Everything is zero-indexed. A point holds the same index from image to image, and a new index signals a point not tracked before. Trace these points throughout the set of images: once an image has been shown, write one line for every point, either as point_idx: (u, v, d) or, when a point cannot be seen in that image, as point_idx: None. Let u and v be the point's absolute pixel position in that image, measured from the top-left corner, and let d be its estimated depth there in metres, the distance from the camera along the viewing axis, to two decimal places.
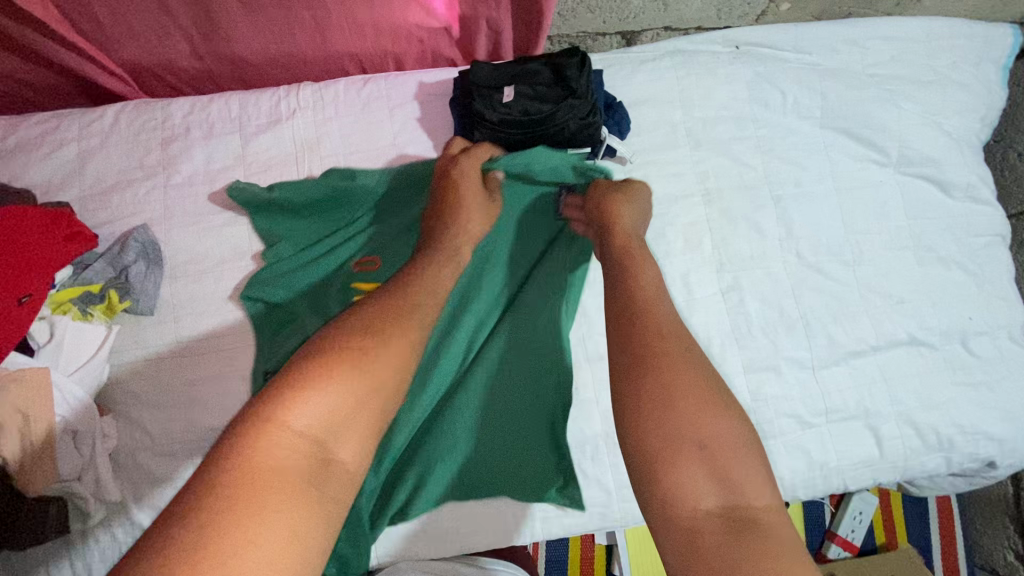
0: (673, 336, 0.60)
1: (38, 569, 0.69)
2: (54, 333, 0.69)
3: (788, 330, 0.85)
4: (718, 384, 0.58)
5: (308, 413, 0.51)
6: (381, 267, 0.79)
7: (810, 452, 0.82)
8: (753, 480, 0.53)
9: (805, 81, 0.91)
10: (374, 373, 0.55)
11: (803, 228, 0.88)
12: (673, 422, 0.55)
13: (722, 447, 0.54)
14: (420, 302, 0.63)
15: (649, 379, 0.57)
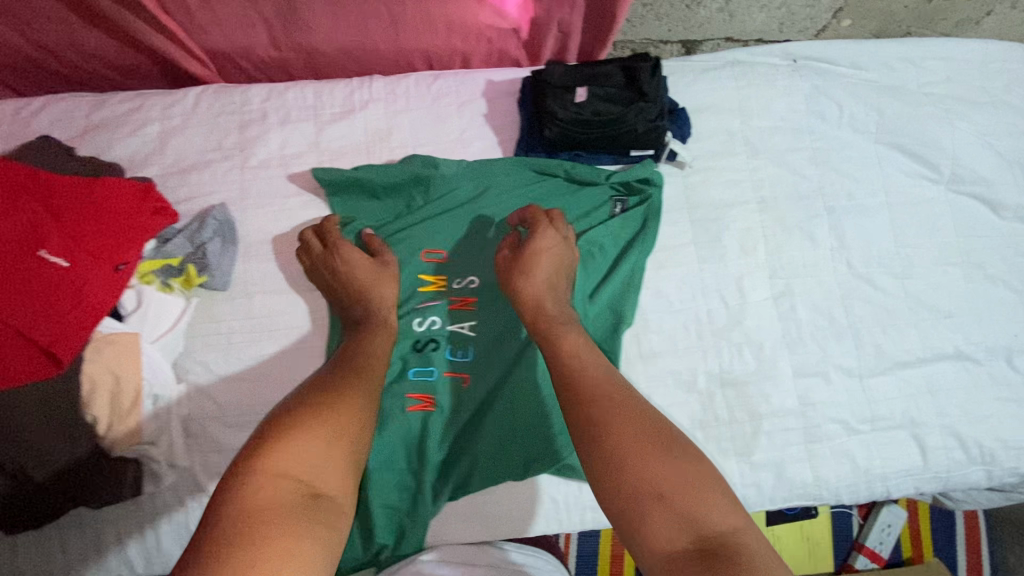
0: (603, 384, 0.62)
1: (109, 528, 0.72)
2: (141, 302, 0.73)
3: (837, 337, 0.86)
4: (654, 422, 0.58)
5: (291, 458, 0.55)
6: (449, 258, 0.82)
7: (856, 459, 0.83)
8: (715, 506, 0.52)
9: (862, 97, 0.93)
10: (338, 422, 0.61)
11: (855, 239, 0.90)
12: (619, 466, 0.55)
13: (679, 484, 0.53)
14: (370, 360, 0.70)
15: (581, 440, 0.58)
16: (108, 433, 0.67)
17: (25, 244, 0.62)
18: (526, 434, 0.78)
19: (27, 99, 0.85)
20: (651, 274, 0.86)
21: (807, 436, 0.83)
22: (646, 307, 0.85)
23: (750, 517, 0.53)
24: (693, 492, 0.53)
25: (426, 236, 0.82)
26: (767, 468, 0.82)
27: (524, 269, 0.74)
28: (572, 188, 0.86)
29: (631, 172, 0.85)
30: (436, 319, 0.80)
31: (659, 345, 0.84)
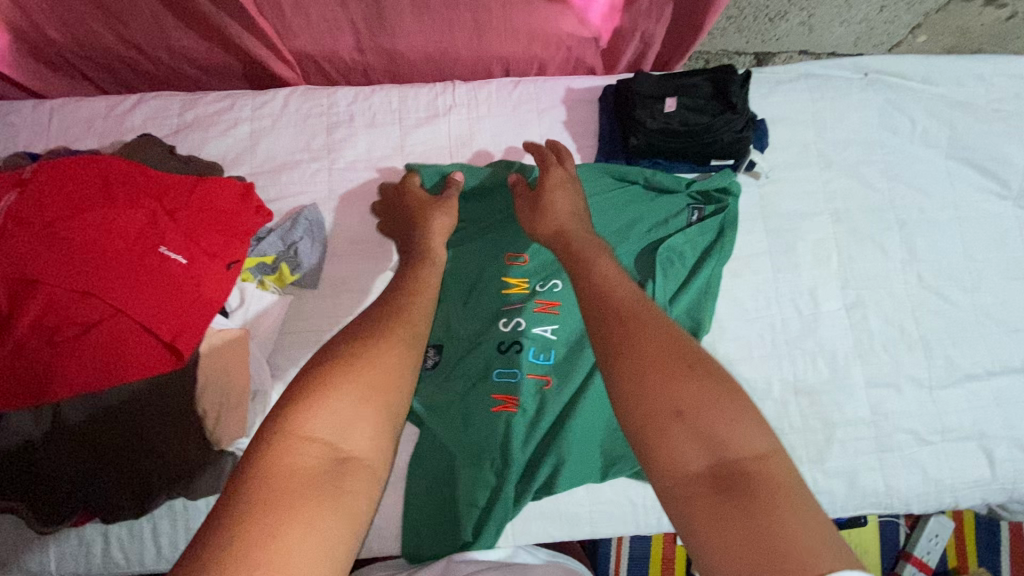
0: (633, 295, 0.52)
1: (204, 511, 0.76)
2: (244, 299, 0.76)
3: (908, 349, 0.88)
4: (684, 339, 0.48)
5: (317, 416, 0.46)
6: (529, 261, 0.85)
7: (926, 469, 0.85)
8: (739, 432, 0.43)
9: (934, 112, 0.94)
10: (372, 367, 0.50)
11: (926, 253, 0.91)
12: (640, 381, 0.45)
13: (700, 401, 0.44)
14: (409, 296, 0.59)
15: (609, 356, 0.48)
16: (215, 426, 0.70)
17: (148, 239, 0.64)
18: (607, 435, 0.79)
19: (120, 96, 0.88)
20: (727, 282, 0.88)
21: (879, 445, 0.85)
22: (722, 314, 0.87)
23: (780, 443, 0.44)
24: (717, 417, 0.44)
25: (509, 240, 0.85)
26: (839, 476, 0.83)
27: (551, 200, 0.71)
28: (650, 194, 0.86)
29: (712, 181, 0.86)
30: (520, 321, 0.82)
31: (732, 351, 0.86)
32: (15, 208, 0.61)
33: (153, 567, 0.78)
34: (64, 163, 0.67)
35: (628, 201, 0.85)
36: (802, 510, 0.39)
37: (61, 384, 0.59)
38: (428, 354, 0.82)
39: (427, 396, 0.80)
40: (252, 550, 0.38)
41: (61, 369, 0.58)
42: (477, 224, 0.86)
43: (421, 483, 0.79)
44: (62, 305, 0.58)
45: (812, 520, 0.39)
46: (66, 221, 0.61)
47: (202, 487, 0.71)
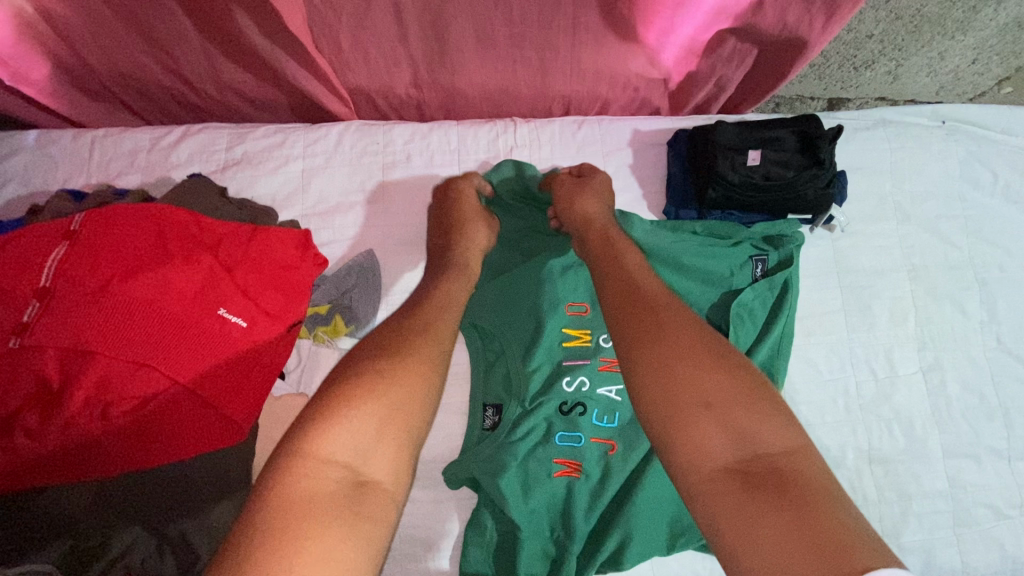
0: (662, 301, 0.54)
1: None
2: (301, 356, 0.74)
3: (988, 417, 0.83)
4: (713, 340, 0.51)
5: (338, 438, 0.46)
6: (590, 311, 0.79)
7: (1006, 546, 0.80)
8: (771, 429, 0.45)
9: (1018, 166, 0.89)
10: (396, 389, 0.49)
11: (1007, 315, 0.86)
12: (673, 382, 0.48)
13: (732, 399, 0.46)
14: (433, 310, 0.59)
15: (640, 354, 0.50)
16: None
17: (206, 300, 0.59)
18: (675, 505, 0.74)
19: (165, 128, 0.83)
20: (799, 341, 0.83)
21: (956, 519, 0.80)
22: (794, 374, 0.82)
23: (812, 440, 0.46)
24: (747, 416, 0.46)
25: (567, 285, 0.79)
26: (915, 552, 0.79)
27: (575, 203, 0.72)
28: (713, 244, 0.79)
29: (775, 226, 0.80)
30: (583, 380, 0.76)
31: (806, 415, 0.81)
32: (64, 268, 0.56)
33: None
34: (112, 212, 0.62)
35: (692, 253, 0.78)
36: (833, 500, 0.41)
37: (113, 460, 0.55)
38: (485, 414, 0.77)
39: (485, 461, 0.74)
40: None
41: (113, 445, 0.54)
42: (533, 262, 0.80)
43: (478, 554, 0.73)
44: (117, 378, 0.53)
45: (840, 513, 0.40)
46: (121, 283, 0.56)
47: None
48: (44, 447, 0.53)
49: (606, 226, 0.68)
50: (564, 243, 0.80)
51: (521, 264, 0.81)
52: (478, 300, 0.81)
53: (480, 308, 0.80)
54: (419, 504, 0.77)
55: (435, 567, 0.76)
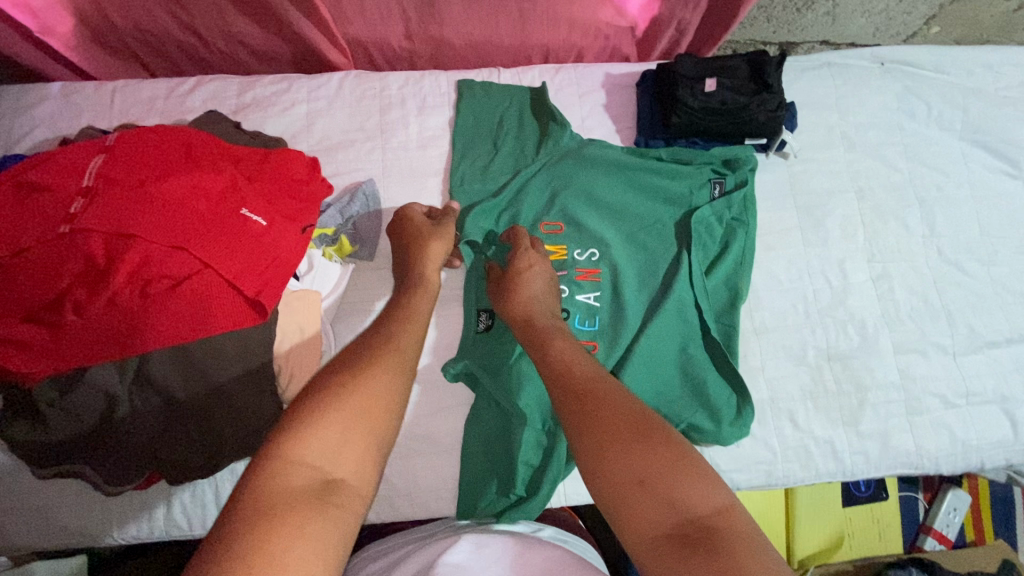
0: (597, 384, 0.59)
1: None
2: (313, 263, 0.78)
3: (932, 317, 0.92)
4: (646, 416, 0.55)
5: (314, 445, 0.51)
6: (565, 229, 0.88)
7: (954, 430, 0.89)
8: (697, 490, 0.49)
9: (949, 98, 1.00)
10: (363, 397, 0.55)
11: (945, 228, 0.96)
12: (609, 460, 0.52)
13: (663, 474, 0.50)
14: (399, 331, 0.65)
15: (580, 436, 0.55)
16: (288, 382, 0.73)
17: (230, 201, 0.67)
18: (653, 396, 0.83)
19: (179, 79, 0.91)
20: (760, 254, 0.92)
21: (909, 408, 0.89)
22: (758, 285, 0.91)
23: (737, 499, 0.50)
24: (676, 483, 0.50)
25: (545, 208, 0.89)
26: (872, 438, 0.87)
27: (514, 292, 0.76)
28: (675, 170, 0.91)
29: (731, 150, 0.91)
30: (564, 289, 0.86)
31: (770, 320, 0.90)
32: (104, 170, 0.64)
33: None
34: (143, 132, 0.70)
35: (652, 178, 0.91)
36: (756, 555, 0.45)
37: (150, 335, 0.61)
38: (479, 318, 0.85)
39: (481, 357, 0.82)
40: (247, 561, 0.42)
41: (150, 322, 0.61)
42: (517, 188, 0.88)
43: (476, 444, 0.82)
44: (155, 260, 0.61)
45: (764, 562, 0.44)
46: (156, 183, 0.64)
47: (238, 395, 0.69)
48: (91, 320, 0.60)
49: (541, 315, 0.73)
50: (541, 170, 0.89)
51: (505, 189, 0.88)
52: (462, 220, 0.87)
53: (473, 224, 0.84)
54: (423, 407, 0.85)
55: (438, 461, 0.84)
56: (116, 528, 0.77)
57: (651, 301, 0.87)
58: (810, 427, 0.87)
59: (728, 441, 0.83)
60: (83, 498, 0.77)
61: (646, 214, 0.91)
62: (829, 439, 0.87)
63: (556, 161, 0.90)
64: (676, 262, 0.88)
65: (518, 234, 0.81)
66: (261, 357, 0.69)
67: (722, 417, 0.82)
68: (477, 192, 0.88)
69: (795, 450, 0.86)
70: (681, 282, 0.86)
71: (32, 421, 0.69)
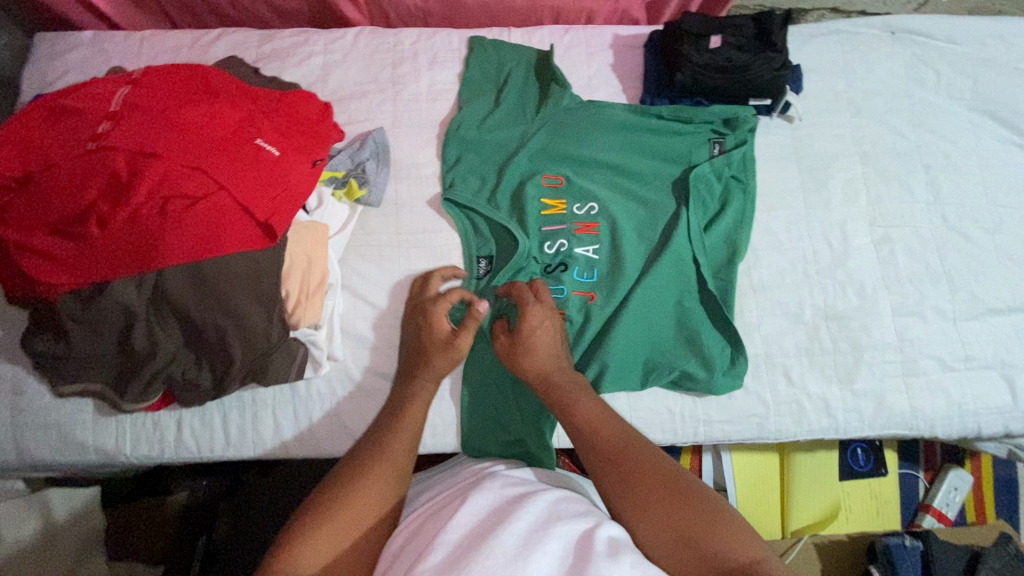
0: (630, 445, 0.68)
1: (265, 396, 0.83)
2: (323, 201, 0.82)
3: (933, 282, 0.93)
4: (681, 476, 0.64)
5: (305, 559, 0.59)
6: (566, 184, 0.90)
7: (951, 393, 0.89)
8: (730, 539, 0.58)
9: (959, 66, 1.00)
10: (348, 514, 0.63)
11: (950, 195, 0.96)
12: (654, 520, 0.62)
13: (699, 530, 0.59)
14: (393, 424, 0.71)
15: (623, 496, 0.64)
16: (295, 307, 0.74)
17: (245, 132, 0.70)
18: (649, 346, 0.86)
19: (203, 30, 0.95)
20: (761, 214, 0.93)
21: (906, 370, 0.89)
22: (757, 244, 0.92)
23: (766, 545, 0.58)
24: (711, 534, 0.58)
25: (545, 165, 0.91)
26: (867, 396, 0.88)
27: (526, 351, 0.77)
28: (675, 128, 0.93)
29: (731, 109, 0.93)
30: (563, 243, 0.88)
31: (768, 279, 0.91)
32: (130, 98, 0.68)
33: (223, 454, 0.83)
34: (167, 68, 0.74)
35: (653, 136, 0.93)
36: None
37: (168, 251, 0.65)
38: (478, 265, 0.87)
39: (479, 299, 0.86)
40: None
41: (168, 239, 0.65)
42: (518, 147, 0.91)
43: (475, 384, 0.85)
44: (174, 178, 0.65)
45: None
46: (178, 110, 0.68)
47: (249, 317, 0.71)
48: (114, 234, 0.64)
49: (552, 376, 0.76)
50: (542, 127, 0.92)
51: (507, 149, 0.91)
52: (462, 174, 0.90)
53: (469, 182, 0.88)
54: None
55: (436, 400, 0.86)
56: (129, 446, 0.82)
57: (648, 256, 0.89)
58: (805, 383, 0.88)
59: (720, 390, 0.84)
60: (101, 417, 0.82)
61: (648, 172, 0.92)
62: (823, 395, 0.87)
63: (557, 120, 0.92)
64: (674, 219, 0.90)
65: (518, 290, 0.80)
66: (269, 279, 0.71)
67: (717, 366, 0.84)
68: (479, 146, 0.91)
69: (787, 405, 0.87)
70: (679, 237, 0.88)
71: (58, 338, 0.73)
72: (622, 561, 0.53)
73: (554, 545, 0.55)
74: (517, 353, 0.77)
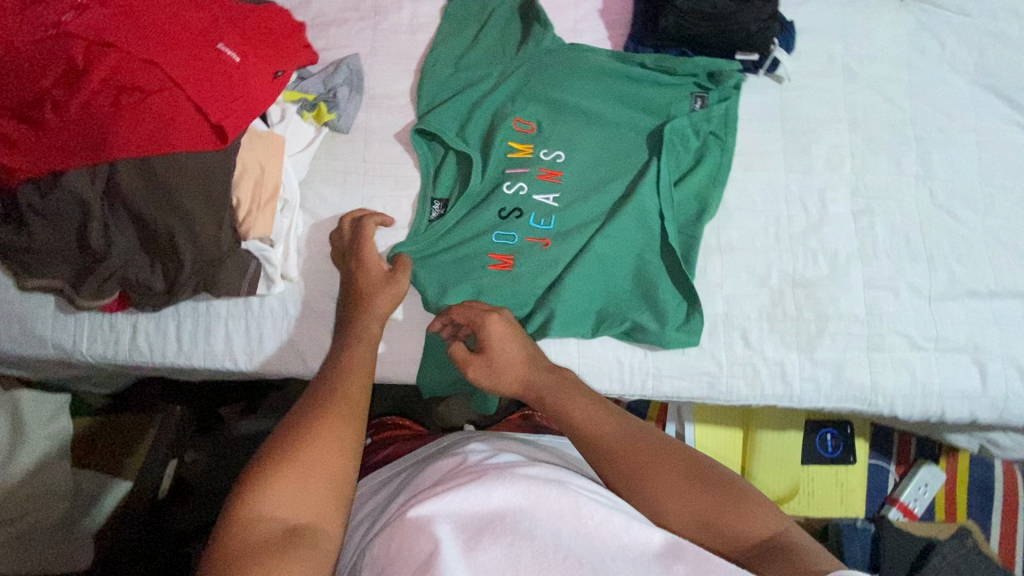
0: (629, 433, 0.58)
1: (219, 308, 0.84)
2: (286, 116, 0.83)
3: (911, 258, 0.89)
4: (688, 457, 0.57)
5: (274, 495, 0.48)
6: (535, 132, 0.89)
7: (915, 372, 0.86)
8: (748, 513, 0.52)
9: (966, 38, 0.95)
10: (317, 436, 0.52)
11: (941, 170, 0.92)
12: (667, 511, 0.54)
13: (716, 510, 0.52)
14: (346, 376, 0.60)
15: (630, 493, 0.55)
16: (245, 217, 0.76)
17: (206, 38, 0.71)
18: (604, 295, 0.85)
19: None
20: (738, 173, 0.91)
21: (870, 343, 0.86)
22: (730, 203, 0.90)
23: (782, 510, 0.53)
24: (730, 512, 0.52)
25: (519, 106, 0.89)
26: (826, 366, 0.85)
27: (498, 359, 0.69)
28: (655, 79, 0.91)
29: (715, 63, 0.90)
30: (524, 186, 0.86)
31: (737, 239, 0.89)
32: None
33: (173, 360, 0.84)
34: None
35: (633, 86, 0.91)
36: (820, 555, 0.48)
37: (118, 145, 0.66)
38: (435, 203, 0.87)
39: (435, 236, 0.85)
40: None
41: (119, 132, 0.66)
42: (492, 87, 0.90)
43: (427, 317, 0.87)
44: (128, 69, 0.65)
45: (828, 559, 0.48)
46: (140, 6, 0.68)
47: (198, 220, 0.72)
48: (67, 122, 0.66)
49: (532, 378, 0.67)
50: (519, 68, 0.90)
51: (481, 87, 0.90)
52: (431, 108, 0.88)
53: (438, 116, 0.87)
54: None
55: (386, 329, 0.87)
56: (86, 344, 0.84)
57: (611, 208, 0.87)
58: (762, 346, 0.85)
59: (671, 345, 0.83)
60: (61, 313, 0.83)
61: (622, 122, 0.90)
62: (780, 361, 0.85)
63: (535, 62, 0.90)
64: (642, 172, 0.88)
65: (466, 310, 0.74)
66: (219, 184, 0.72)
67: (669, 320, 0.83)
68: (453, 83, 0.90)
69: (741, 367, 0.85)
70: (645, 189, 0.86)
71: (18, 228, 0.75)
72: (610, 533, 0.47)
73: (544, 526, 0.47)
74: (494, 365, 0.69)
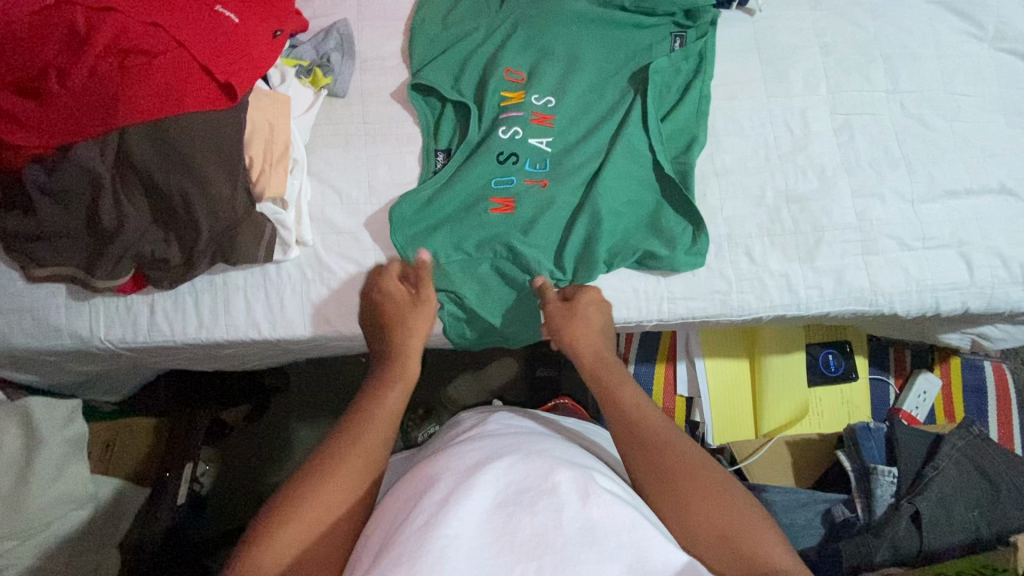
0: (670, 433, 0.63)
1: (238, 279, 0.84)
2: (286, 79, 0.85)
3: (892, 165, 0.94)
4: (715, 472, 0.60)
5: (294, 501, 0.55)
6: (525, 80, 0.91)
7: (909, 270, 0.91)
8: (761, 538, 0.54)
9: None
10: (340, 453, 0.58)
11: (909, 82, 0.97)
12: (688, 511, 0.56)
13: (735, 525, 0.55)
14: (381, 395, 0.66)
15: (659, 484, 0.59)
16: (259, 176, 0.77)
17: None
18: (614, 230, 0.87)
19: None
20: (722, 102, 0.95)
21: (864, 248, 0.91)
22: (719, 130, 0.94)
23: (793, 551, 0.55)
24: (746, 531, 0.54)
25: (508, 56, 0.92)
26: (827, 274, 0.90)
27: (580, 320, 0.80)
28: (637, 21, 0.95)
29: None
30: (518, 130, 0.88)
31: (730, 165, 0.93)
32: None
33: (194, 336, 0.84)
34: None
35: (615, 29, 0.95)
36: None
37: (128, 109, 0.68)
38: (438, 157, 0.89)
39: (437, 186, 0.86)
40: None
41: (129, 95, 0.67)
42: (480, 40, 0.93)
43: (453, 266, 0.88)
44: (132, 31, 0.67)
45: None
46: None
47: (213, 182, 0.72)
48: (75, 90, 0.67)
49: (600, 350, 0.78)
50: (504, 21, 0.93)
51: (470, 41, 0.93)
52: (423, 65, 0.90)
53: (432, 71, 0.89)
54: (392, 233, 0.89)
55: None
56: (104, 330, 0.83)
57: (605, 147, 0.89)
58: (766, 261, 0.90)
59: (682, 268, 0.86)
60: (74, 301, 0.83)
61: (605, 64, 0.94)
62: (785, 272, 0.90)
63: (520, 13, 0.94)
64: (632, 110, 0.91)
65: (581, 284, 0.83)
66: (232, 144, 0.74)
67: (678, 246, 0.87)
68: (443, 39, 0.93)
69: (749, 282, 0.89)
70: (631, 126, 0.89)
71: (23, 214, 0.73)
72: (613, 524, 0.48)
73: (547, 502, 0.49)
74: (572, 332, 0.79)
